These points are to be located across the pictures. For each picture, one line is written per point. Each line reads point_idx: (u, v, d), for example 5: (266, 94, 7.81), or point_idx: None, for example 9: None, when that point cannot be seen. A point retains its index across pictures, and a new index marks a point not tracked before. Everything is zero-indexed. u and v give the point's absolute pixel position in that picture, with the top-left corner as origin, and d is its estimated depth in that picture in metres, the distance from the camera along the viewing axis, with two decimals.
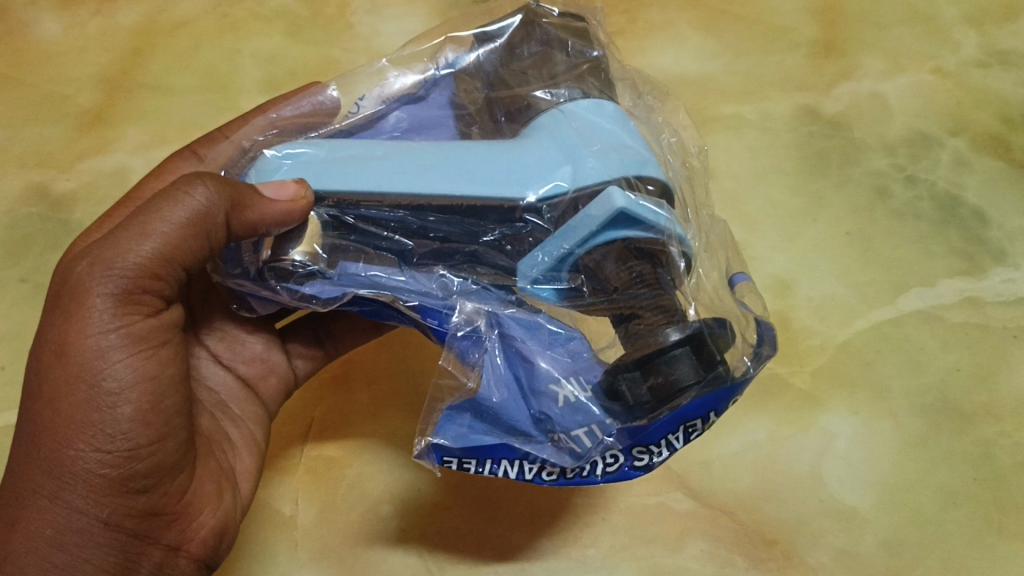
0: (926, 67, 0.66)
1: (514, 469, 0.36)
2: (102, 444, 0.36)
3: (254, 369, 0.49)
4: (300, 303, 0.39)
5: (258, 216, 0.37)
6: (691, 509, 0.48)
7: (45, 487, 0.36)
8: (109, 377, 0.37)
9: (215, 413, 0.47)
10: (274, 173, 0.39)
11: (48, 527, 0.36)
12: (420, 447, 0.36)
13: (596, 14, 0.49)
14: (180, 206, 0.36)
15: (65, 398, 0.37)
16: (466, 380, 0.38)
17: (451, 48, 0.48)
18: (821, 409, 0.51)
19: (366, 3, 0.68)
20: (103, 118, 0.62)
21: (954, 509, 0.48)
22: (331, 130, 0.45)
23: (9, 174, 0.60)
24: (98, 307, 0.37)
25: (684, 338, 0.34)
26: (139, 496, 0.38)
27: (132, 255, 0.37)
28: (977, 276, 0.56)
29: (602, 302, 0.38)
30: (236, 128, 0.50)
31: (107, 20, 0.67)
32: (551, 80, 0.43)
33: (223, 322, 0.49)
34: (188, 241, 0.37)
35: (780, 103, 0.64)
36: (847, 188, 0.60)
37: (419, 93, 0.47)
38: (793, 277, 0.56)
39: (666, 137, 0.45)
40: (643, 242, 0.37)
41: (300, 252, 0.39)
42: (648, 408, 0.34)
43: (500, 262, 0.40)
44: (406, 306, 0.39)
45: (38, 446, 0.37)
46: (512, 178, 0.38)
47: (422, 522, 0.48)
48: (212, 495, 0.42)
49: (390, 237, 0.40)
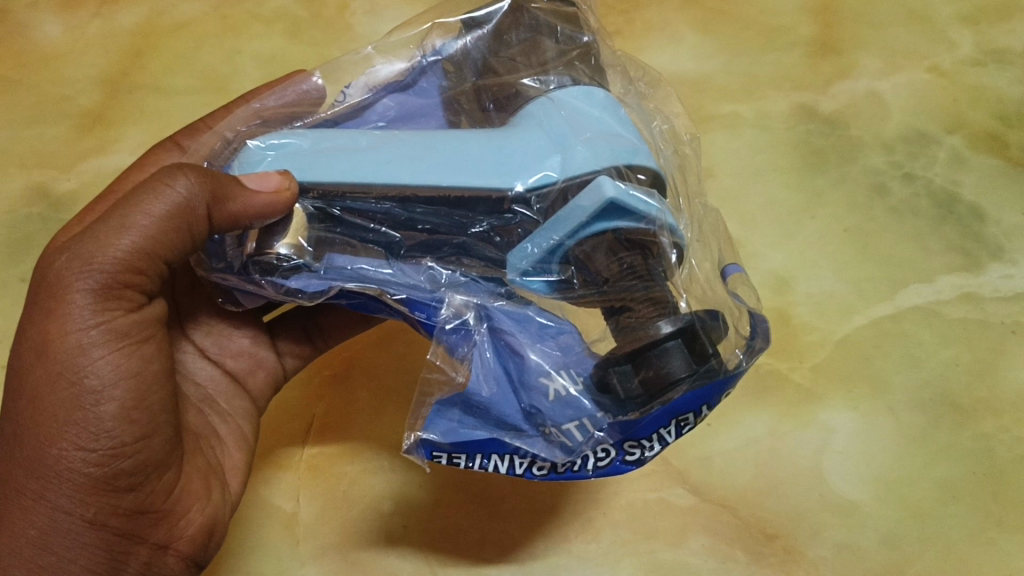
0: (922, 66, 0.66)
1: (504, 464, 0.36)
2: (87, 443, 0.36)
3: (241, 363, 0.50)
4: (286, 296, 0.39)
5: (240, 207, 0.37)
6: (691, 504, 0.48)
7: (29, 487, 0.37)
8: (92, 375, 0.37)
9: (203, 409, 0.47)
10: (258, 164, 0.39)
11: (34, 528, 0.37)
12: (409, 442, 0.36)
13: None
14: (160, 198, 0.36)
15: (48, 396, 0.37)
16: (456, 375, 0.37)
17: (438, 35, 0.48)
18: (820, 403, 0.51)
19: (364, 3, 0.68)
20: (104, 119, 0.63)
21: (953, 503, 0.48)
22: (318, 119, 0.45)
23: (11, 175, 0.60)
24: (79, 304, 0.37)
25: (676, 330, 0.34)
26: (125, 495, 0.38)
27: (111, 250, 0.37)
28: (974, 272, 0.56)
29: (593, 293, 0.38)
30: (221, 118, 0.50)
31: (107, 22, 0.67)
32: (540, 67, 0.43)
33: (210, 318, 0.49)
34: (169, 233, 0.37)
35: (777, 101, 0.64)
36: (845, 185, 0.60)
37: (406, 80, 0.47)
38: (792, 273, 0.56)
39: (655, 125, 0.45)
40: (635, 233, 0.37)
41: (286, 244, 0.39)
42: (639, 403, 0.34)
43: (489, 253, 0.40)
44: (394, 299, 0.39)
45: (24, 445, 0.37)
46: (500, 168, 0.38)
47: (423, 518, 0.48)
48: (201, 493, 0.42)
49: (377, 229, 0.40)
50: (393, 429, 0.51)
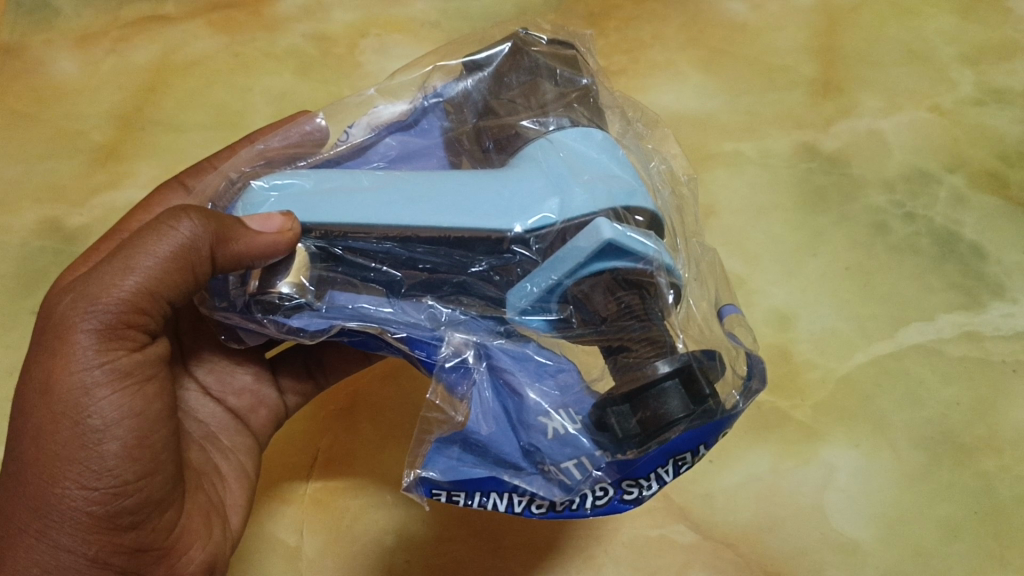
0: (924, 105, 0.67)
1: (502, 502, 0.36)
2: (88, 482, 0.37)
3: (244, 400, 0.50)
4: (288, 335, 0.40)
5: (244, 247, 0.38)
6: (693, 540, 0.48)
7: (31, 526, 0.37)
8: (95, 414, 0.37)
9: (205, 446, 0.47)
10: (262, 205, 0.40)
11: (36, 566, 0.37)
12: (408, 480, 0.36)
13: (585, 39, 0.53)
14: (165, 240, 0.37)
15: (51, 435, 0.37)
16: (454, 414, 0.38)
17: (439, 77, 0.49)
18: (821, 441, 0.51)
19: (374, 43, 0.70)
20: (117, 155, 0.64)
21: (955, 542, 0.48)
22: (319, 159, 0.46)
23: (25, 208, 0.61)
24: (83, 343, 0.37)
25: (674, 370, 0.34)
26: (126, 533, 0.38)
27: (116, 290, 0.37)
28: (976, 310, 0.56)
29: (592, 332, 0.39)
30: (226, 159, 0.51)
31: (122, 58, 0.69)
32: (540, 109, 0.44)
33: (213, 354, 0.49)
34: (172, 273, 0.38)
35: (779, 140, 0.65)
36: (847, 224, 0.61)
37: (408, 120, 0.48)
38: (794, 310, 0.57)
39: (652, 165, 0.46)
40: (635, 272, 0.38)
41: (287, 284, 0.40)
42: (635, 442, 0.34)
43: (489, 293, 0.41)
44: (395, 337, 0.40)
45: (26, 484, 0.37)
46: (500, 210, 0.39)
47: (425, 552, 0.48)
48: (201, 531, 0.43)
49: (379, 268, 0.41)
50: (396, 463, 0.51)
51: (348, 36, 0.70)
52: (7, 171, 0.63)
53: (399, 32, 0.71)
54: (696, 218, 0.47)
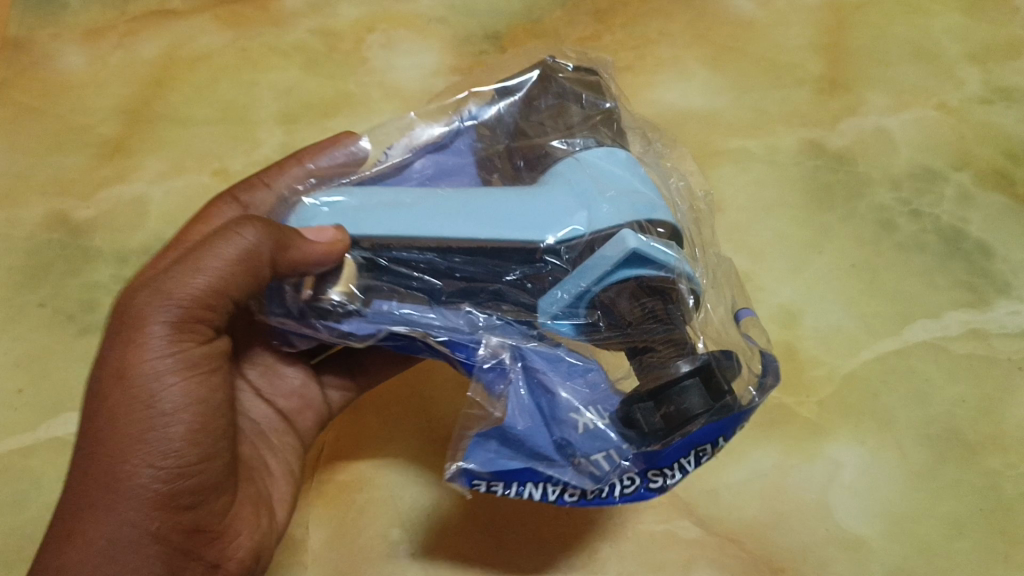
0: (930, 103, 0.67)
1: (538, 491, 0.36)
2: (157, 460, 0.39)
3: (292, 402, 0.52)
4: (339, 339, 0.41)
5: (300, 255, 0.39)
6: (698, 536, 0.48)
7: (101, 500, 0.38)
8: (166, 398, 0.40)
9: (256, 444, 0.49)
10: (314, 218, 0.42)
11: (103, 539, 0.38)
12: (449, 469, 0.36)
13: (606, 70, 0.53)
14: (230, 243, 0.39)
15: (123, 416, 0.39)
16: (492, 411, 0.38)
17: (473, 102, 0.49)
18: (826, 438, 0.51)
19: (381, 38, 0.70)
20: (124, 148, 0.64)
21: (961, 539, 0.48)
22: (364, 177, 0.46)
23: (31, 200, 0.61)
24: (157, 334, 0.40)
25: (693, 367, 0.35)
26: (186, 512, 0.40)
27: (189, 289, 0.40)
28: (982, 308, 0.56)
29: (617, 335, 0.39)
30: (277, 176, 0.51)
31: (128, 52, 0.69)
32: (567, 130, 0.44)
33: (265, 356, 0.51)
34: (238, 275, 0.40)
35: (785, 137, 0.65)
36: (853, 221, 0.61)
37: (443, 141, 0.48)
38: (800, 308, 0.57)
39: (670, 181, 0.46)
40: (660, 278, 0.38)
41: (339, 292, 0.41)
42: (660, 436, 0.34)
43: (522, 299, 0.41)
44: (437, 341, 0.40)
45: (97, 462, 0.39)
46: (533, 220, 0.39)
47: (430, 545, 0.48)
48: (250, 519, 0.44)
49: (420, 277, 0.41)
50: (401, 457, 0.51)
51: (354, 32, 0.70)
52: (13, 163, 0.63)
53: (406, 27, 0.71)
54: (712, 236, 0.47)
